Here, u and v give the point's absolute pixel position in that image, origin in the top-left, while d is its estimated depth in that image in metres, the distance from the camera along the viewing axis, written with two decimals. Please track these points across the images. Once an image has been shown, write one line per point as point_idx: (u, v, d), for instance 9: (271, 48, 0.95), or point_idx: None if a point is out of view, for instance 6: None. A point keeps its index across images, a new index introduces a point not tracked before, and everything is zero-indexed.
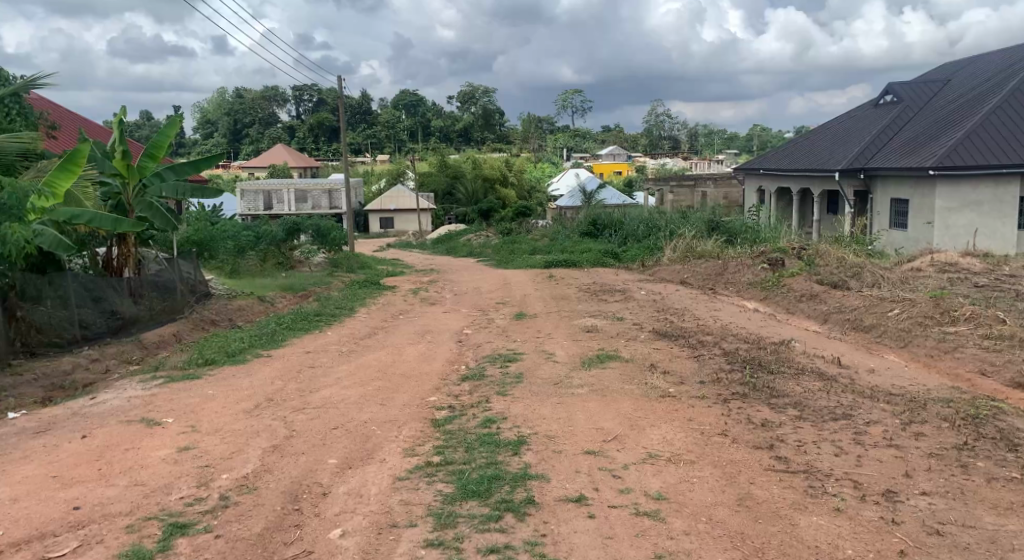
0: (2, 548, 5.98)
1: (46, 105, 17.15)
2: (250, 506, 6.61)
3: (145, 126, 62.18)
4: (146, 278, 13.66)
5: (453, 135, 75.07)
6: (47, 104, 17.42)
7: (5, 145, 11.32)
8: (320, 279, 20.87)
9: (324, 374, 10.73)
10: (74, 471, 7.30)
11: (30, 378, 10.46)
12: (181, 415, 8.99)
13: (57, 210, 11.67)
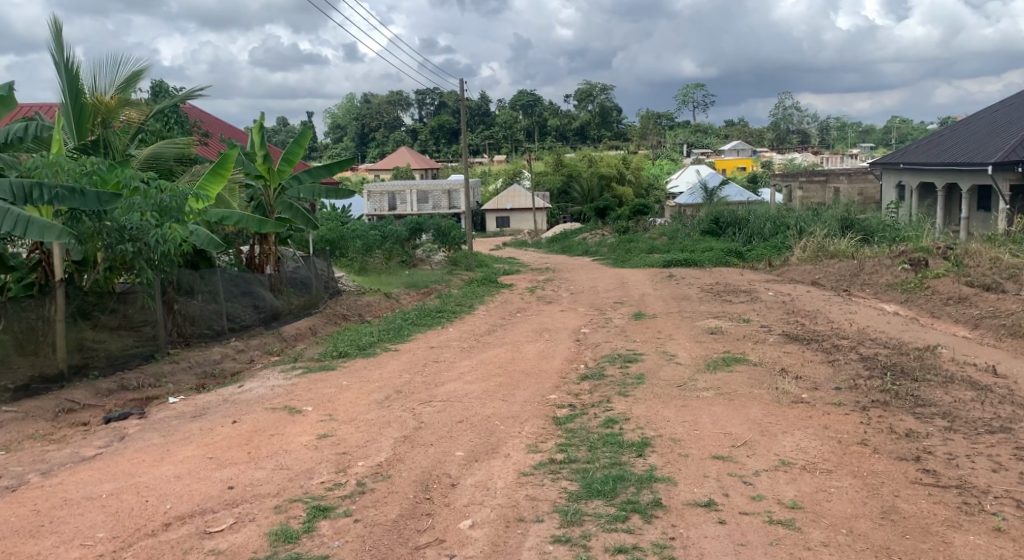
0: (169, 522, 6.43)
1: (196, 113, 18.29)
2: (385, 493, 6.88)
3: (282, 131, 65.47)
4: (285, 275, 14.46)
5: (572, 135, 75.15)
6: (197, 111, 18.57)
7: (164, 149, 12.17)
8: (439, 277, 21.39)
9: (448, 369, 11.02)
10: (227, 453, 7.80)
11: (186, 365, 11.23)
12: (319, 404, 9.43)
13: (208, 213, 12.48)
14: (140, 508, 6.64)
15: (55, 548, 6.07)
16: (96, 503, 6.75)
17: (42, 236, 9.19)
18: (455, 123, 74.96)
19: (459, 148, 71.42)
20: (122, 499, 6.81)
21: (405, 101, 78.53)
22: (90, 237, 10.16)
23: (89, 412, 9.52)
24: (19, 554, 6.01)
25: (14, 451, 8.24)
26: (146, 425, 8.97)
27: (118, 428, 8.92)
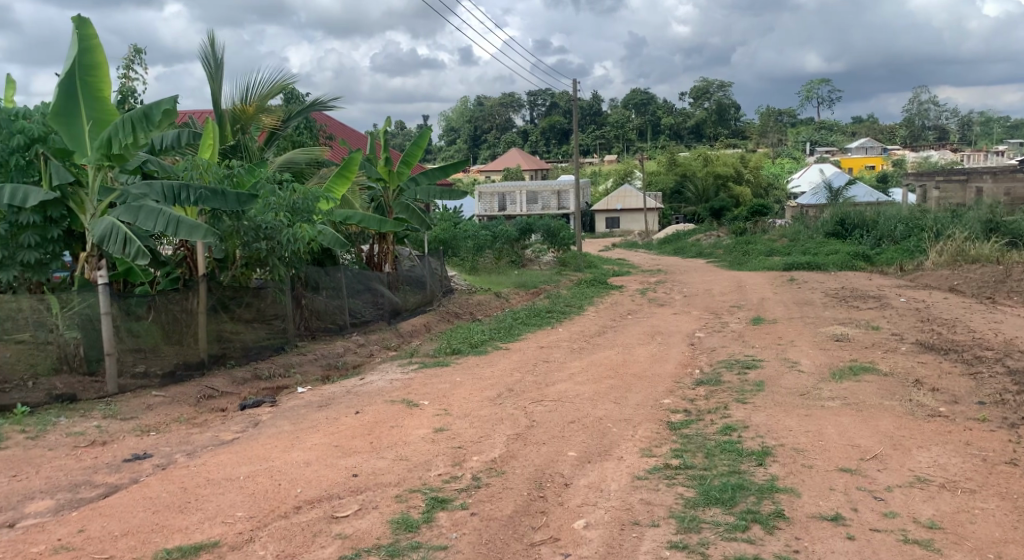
0: (300, 504, 6.76)
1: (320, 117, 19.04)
2: (500, 489, 7.00)
3: (399, 134, 67.05)
4: (402, 273, 14.93)
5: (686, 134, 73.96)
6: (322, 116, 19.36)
7: (298, 156, 13.09)
8: (547, 277, 21.59)
9: (558, 369, 11.09)
10: (351, 442, 8.15)
11: (312, 357, 11.78)
12: (435, 398, 9.67)
13: (334, 213, 13.05)
14: (274, 491, 7.00)
15: (200, 524, 6.46)
16: (234, 484, 7.16)
17: (190, 236, 9.83)
18: (567, 124, 74.99)
19: (570, 149, 71.42)
20: (258, 482, 7.19)
21: (517, 103, 79.11)
22: (229, 235, 10.98)
23: (226, 399, 10.15)
24: (168, 527, 6.42)
25: (160, 432, 8.83)
26: (277, 412, 9.44)
27: (253, 414, 9.44)
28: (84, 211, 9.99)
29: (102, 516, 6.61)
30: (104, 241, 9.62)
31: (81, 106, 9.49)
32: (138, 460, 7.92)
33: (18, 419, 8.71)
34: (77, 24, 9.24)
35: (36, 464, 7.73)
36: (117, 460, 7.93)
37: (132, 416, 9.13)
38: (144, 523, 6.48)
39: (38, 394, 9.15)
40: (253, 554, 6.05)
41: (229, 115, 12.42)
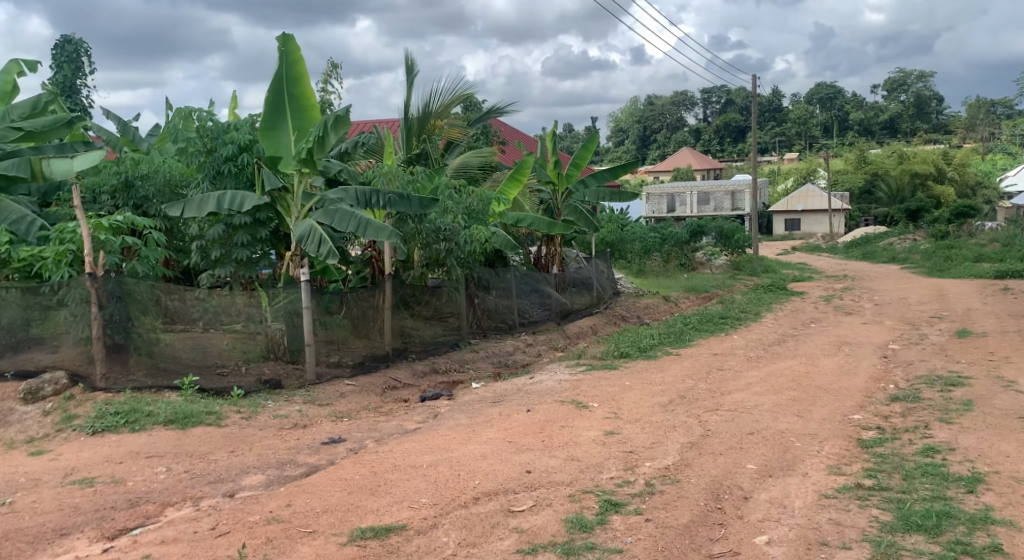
0: (479, 496, 7.12)
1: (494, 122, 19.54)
2: (675, 497, 6.83)
3: (569, 136, 67.40)
4: (569, 275, 15.00)
5: (877, 130, 70.00)
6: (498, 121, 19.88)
7: (472, 159, 13.48)
8: (722, 281, 20.92)
9: (734, 378, 10.68)
10: (523, 439, 8.36)
11: (484, 354, 12.06)
12: (605, 401, 9.57)
13: (506, 216, 13.24)
14: (454, 481, 7.44)
15: (389, 507, 7.01)
16: (417, 472, 7.75)
17: (377, 237, 10.54)
18: (743, 121, 72.69)
19: (747, 147, 69.14)
20: (438, 470, 7.72)
21: (689, 101, 77.46)
22: (412, 237, 11.54)
23: (408, 390, 10.72)
24: (362, 508, 7.00)
25: (352, 418, 9.60)
26: (453, 407, 9.79)
27: (432, 406, 9.89)
28: (290, 214, 11.18)
29: (305, 493, 7.25)
30: (303, 240, 10.54)
31: (286, 117, 10.67)
32: (334, 444, 8.70)
33: (234, 400, 9.59)
34: (281, 41, 10.30)
35: (249, 442, 8.55)
36: (315, 442, 8.74)
37: (327, 402, 9.93)
38: (341, 502, 7.10)
39: (249, 379, 10.05)
40: (437, 540, 6.43)
41: (414, 121, 13.14)
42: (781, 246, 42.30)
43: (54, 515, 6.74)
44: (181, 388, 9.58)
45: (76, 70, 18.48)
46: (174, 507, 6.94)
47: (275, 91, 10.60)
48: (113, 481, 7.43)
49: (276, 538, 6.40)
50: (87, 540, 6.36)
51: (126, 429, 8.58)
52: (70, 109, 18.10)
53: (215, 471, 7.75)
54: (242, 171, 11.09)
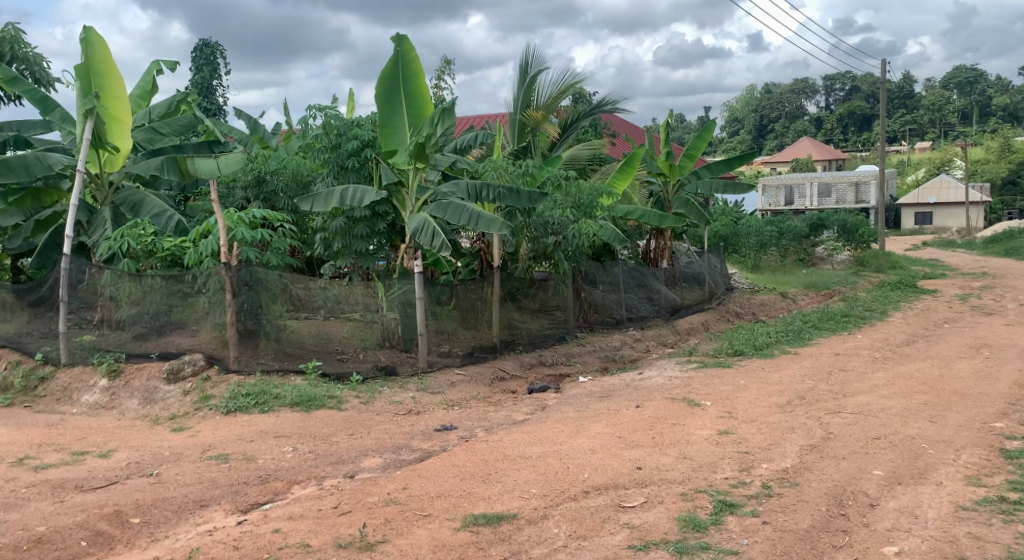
0: (589, 490, 7.08)
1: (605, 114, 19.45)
2: (795, 500, 6.62)
3: (680, 126, 66.27)
4: (679, 269, 14.77)
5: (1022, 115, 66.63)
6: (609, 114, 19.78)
7: (581, 151, 13.59)
8: (844, 278, 20.18)
9: (858, 380, 10.27)
10: (633, 435, 8.27)
11: (591, 348, 12.01)
12: (718, 400, 9.37)
13: (615, 208, 13.10)
14: (563, 474, 7.43)
15: (500, 495, 7.06)
16: (528, 462, 7.77)
17: (488, 229, 10.66)
18: (868, 109, 69.85)
19: (873, 136, 66.45)
20: (548, 462, 7.72)
21: (810, 88, 74.88)
22: (521, 229, 11.55)
23: (515, 382, 10.78)
24: (475, 494, 7.10)
25: (462, 407, 9.80)
26: (562, 400, 9.77)
27: (540, 399, 9.91)
28: (405, 207, 11.65)
29: (420, 477, 7.50)
30: (416, 234, 10.78)
31: (403, 113, 11.00)
32: (447, 431, 8.94)
33: (353, 385, 10.16)
34: (395, 42, 10.56)
35: (366, 425, 9.09)
36: (428, 429, 9.04)
37: (439, 391, 10.21)
38: (454, 488, 7.22)
39: (367, 366, 10.60)
40: (548, 531, 6.42)
41: (526, 115, 13.23)
42: (909, 241, 40.51)
43: (194, 487, 7.21)
44: (305, 372, 10.23)
45: (212, 71, 19.48)
46: (300, 485, 7.41)
47: (391, 88, 10.93)
48: (246, 457, 8.01)
49: (395, 518, 6.65)
50: (224, 511, 6.76)
51: (256, 410, 9.30)
52: (207, 109, 19.10)
53: (337, 451, 8.28)
54: (362, 167, 11.86)
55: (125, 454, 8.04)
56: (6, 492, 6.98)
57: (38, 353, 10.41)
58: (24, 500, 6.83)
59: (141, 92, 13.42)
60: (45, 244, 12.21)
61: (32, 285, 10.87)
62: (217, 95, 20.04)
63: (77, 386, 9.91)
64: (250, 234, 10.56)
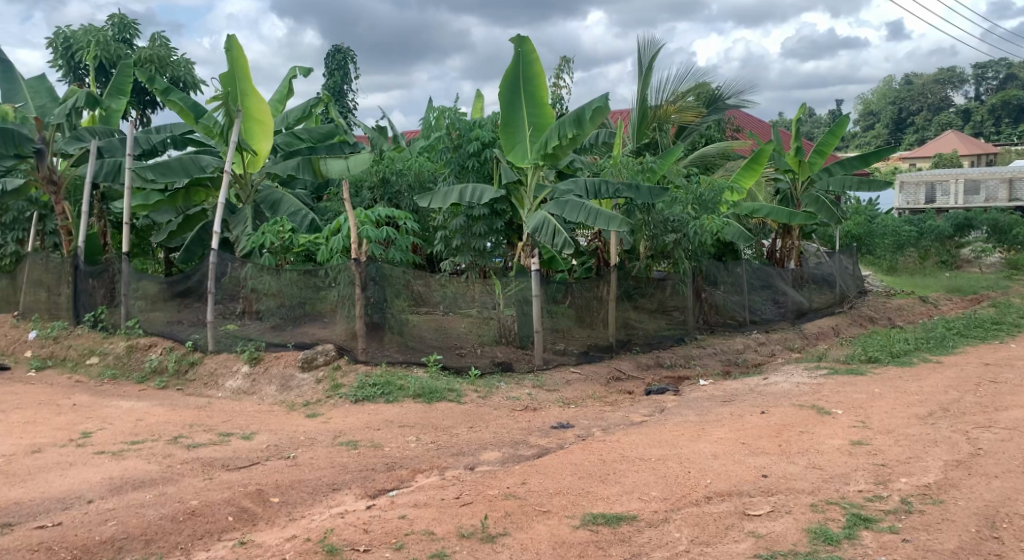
0: (710, 495, 6.83)
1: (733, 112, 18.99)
2: (939, 519, 6.19)
3: (811, 121, 63.92)
4: (807, 270, 14.26)
5: None
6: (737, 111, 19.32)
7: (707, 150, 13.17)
8: (993, 281, 19.00)
9: (1012, 393, 9.54)
10: (758, 441, 7.94)
11: (712, 351, 11.71)
12: (851, 408, 8.91)
13: (740, 206, 12.68)
14: (684, 478, 7.19)
15: (620, 496, 6.90)
16: (648, 464, 7.58)
17: (607, 226, 10.43)
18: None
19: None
20: (668, 465, 7.49)
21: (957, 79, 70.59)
22: (640, 228, 11.32)
23: (632, 383, 10.58)
24: (593, 494, 6.96)
25: (579, 406, 9.68)
26: (683, 402, 9.51)
27: (659, 401, 9.67)
28: (523, 205, 11.64)
29: (539, 473, 7.42)
30: (536, 232, 10.73)
31: (524, 113, 10.97)
32: (563, 429, 8.84)
33: (471, 379, 10.23)
34: (517, 43, 10.49)
35: (485, 419, 9.10)
36: (545, 426, 8.96)
37: (555, 389, 10.11)
38: (573, 486, 7.11)
39: (484, 361, 10.64)
40: (669, 534, 6.22)
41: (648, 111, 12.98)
42: None
43: (327, 471, 7.50)
44: (427, 365, 10.41)
45: (343, 75, 20.09)
46: (424, 474, 7.54)
47: (512, 88, 10.87)
48: (373, 445, 8.25)
49: (514, 512, 6.61)
50: (354, 496, 7.01)
51: (382, 399, 9.64)
52: (339, 112, 19.74)
53: (457, 443, 8.33)
54: (483, 166, 11.82)
55: (265, 437, 8.49)
56: (164, 468, 7.45)
57: (189, 339, 11.14)
58: (179, 475, 7.29)
59: (279, 98, 14.34)
60: (191, 240, 13.26)
61: (181, 276, 11.65)
62: (347, 98, 20.68)
63: (223, 371, 10.54)
64: (375, 231, 11.35)
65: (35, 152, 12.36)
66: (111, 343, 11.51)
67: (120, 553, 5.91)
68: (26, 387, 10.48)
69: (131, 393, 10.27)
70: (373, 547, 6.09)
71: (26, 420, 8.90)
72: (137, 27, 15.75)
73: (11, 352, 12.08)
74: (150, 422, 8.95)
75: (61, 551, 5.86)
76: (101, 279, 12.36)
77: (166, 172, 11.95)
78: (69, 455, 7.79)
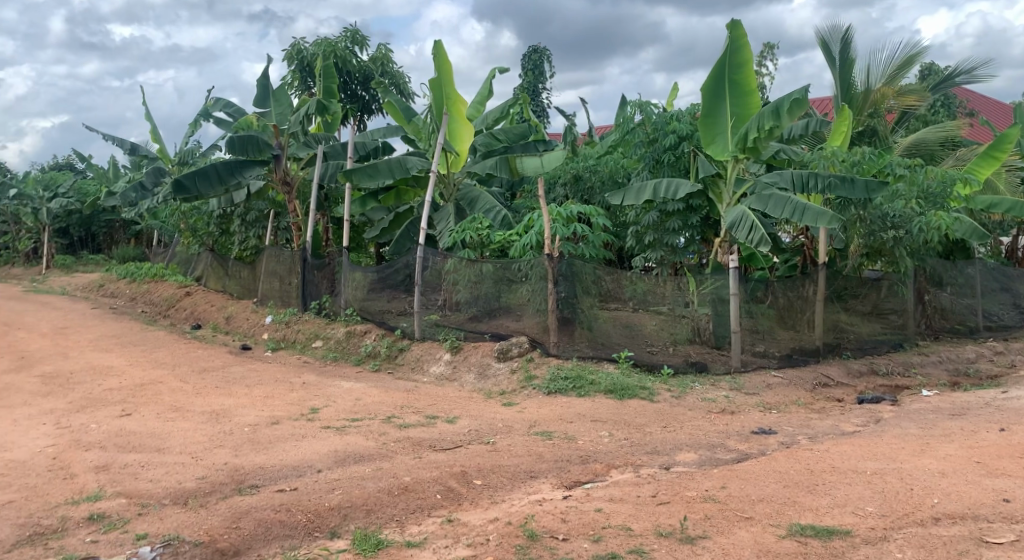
0: (938, 516, 6.22)
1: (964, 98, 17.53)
2: None
3: None
4: None
5: None
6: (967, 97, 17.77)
7: (928, 136, 12.09)
8: None
9: None
10: (997, 462, 7.16)
11: (936, 359, 10.83)
12: None
13: (974, 200, 11.63)
14: (907, 495, 6.60)
15: (831, 509, 6.42)
16: (862, 477, 7.01)
17: (816, 222, 9.83)
18: None
19: None
20: (886, 480, 6.90)
21: None
22: (854, 224, 10.59)
23: (843, 390, 9.88)
24: (800, 504, 6.53)
25: (782, 411, 9.16)
26: (904, 414, 8.79)
27: (875, 411, 8.99)
28: (722, 200, 11.11)
29: (740, 478, 7.06)
30: (734, 227, 10.32)
31: (726, 103, 10.42)
32: (765, 435, 8.38)
33: (664, 378, 9.93)
34: (728, 27, 9.99)
35: (680, 420, 8.81)
36: (746, 430, 8.54)
37: (755, 392, 9.64)
38: (778, 494, 6.70)
39: (677, 359, 10.31)
40: (891, 555, 5.71)
41: (853, 97, 12.24)
42: None
43: (526, 458, 7.51)
44: (617, 361, 10.22)
45: (539, 75, 20.31)
46: (619, 469, 7.37)
47: (715, 77, 10.35)
48: (567, 437, 8.18)
49: (715, 515, 6.32)
50: (552, 485, 6.97)
51: (574, 393, 9.57)
52: (535, 111, 19.98)
53: (652, 442, 8.10)
54: (678, 160, 11.49)
55: (467, 422, 8.67)
56: (380, 445, 7.78)
57: (398, 328, 11.80)
58: (392, 452, 7.57)
59: (481, 98, 14.56)
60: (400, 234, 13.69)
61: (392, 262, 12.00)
62: (543, 97, 20.85)
63: (427, 358, 11.07)
64: (564, 230, 11.42)
65: (274, 156, 13.55)
66: (333, 329, 12.39)
67: (345, 520, 6.19)
68: (265, 364, 11.40)
69: (350, 374, 10.95)
70: (572, 536, 6.01)
71: (264, 393, 9.60)
72: (367, 40, 16.67)
73: (253, 334, 13.35)
74: (367, 401, 9.40)
75: (298, 514, 6.18)
76: (324, 271, 13.24)
77: (375, 175, 12.85)
78: (302, 427, 8.28)
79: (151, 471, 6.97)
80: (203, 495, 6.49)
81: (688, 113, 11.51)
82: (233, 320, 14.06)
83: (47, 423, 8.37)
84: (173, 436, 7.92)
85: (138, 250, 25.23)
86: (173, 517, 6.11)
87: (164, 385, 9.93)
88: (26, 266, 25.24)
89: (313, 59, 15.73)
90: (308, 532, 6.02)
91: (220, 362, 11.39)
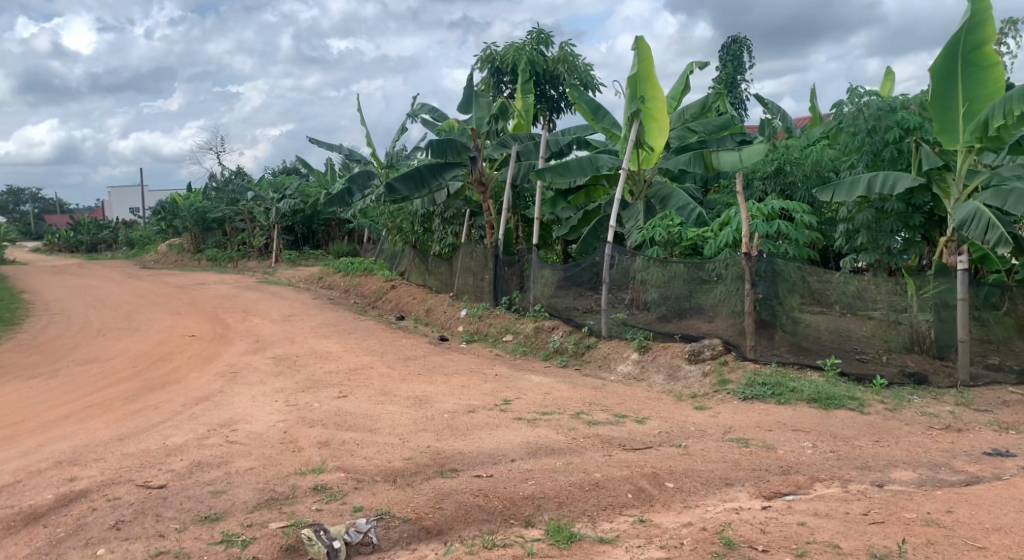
0: None
1: None
2: None
3: None
4: None
5: None
6: None
7: None
8: None
9: None
10: None
11: None
12: None
13: None
14: None
15: None
16: None
17: None
18: None
19: None
20: None
21: None
22: None
23: None
24: None
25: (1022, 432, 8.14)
26: None
27: None
28: (950, 196, 10.04)
29: (970, 503, 6.30)
30: (964, 226, 9.34)
31: (959, 86, 9.47)
32: (1000, 457, 7.47)
33: (876, 389, 9.15)
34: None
35: (894, 434, 8.05)
36: (976, 451, 7.66)
37: (986, 409, 8.64)
38: (1017, 525, 5.91)
39: (892, 370, 9.41)
40: None
41: None
42: None
43: (721, 464, 7.10)
44: (823, 369, 9.57)
45: (738, 66, 19.57)
46: (823, 483, 6.80)
47: (949, 55, 9.45)
48: (766, 446, 7.66)
49: (939, 542, 5.67)
50: (748, 494, 6.53)
51: (772, 400, 9.01)
52: (734, 104, 19.28)
53: (862, 456, 7.43)
54: (902, 154, 10.52)
55: (658, 423, 8.35)
56: (571, 439, 7.63)
57: (586, 325, 11.62)
58: (583, 448, 7.39)
59: (676, 94, 14.20)
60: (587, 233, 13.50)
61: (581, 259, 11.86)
62: (742, 90, 20.04)
63: (614, 356, 10.85)
64: (765, 226, 10.75)
65: (472, 159, 13.75)
66: (523, 324, 12.44)
67: (539, 510, 6.07)
68: (461, 355, 11.60)
69: (539, 368, 10.94)
70: (772, 548, 5.59)
71: (461, 382, 9.73)
72: (552, 39, 16.65)
73: (449, 326, 13.68)
74: (556, 396, 9.29)
75: (494, 500, 6.13)
76: (514, 267, 13.26)
77: (566, 173, 12.73)
78: (495, 417, 8.28)
79: (365, 449, 7.19)
80: (410, 475, 6.59)
81: (916, 101, 10.55)
82: (431, 313, 14.50)
83: (279, 399, 8.89)
84: (383, 418, 8.15)
85: (351, 247, 26.62)
86: (384, 493, 6.24)
87: (374, 370, 10.32)
88: (258, 259, 27.33)
89: (505, 60, 15.90)
90: (505, 518, 5.96)
91: (422, 351, 11.71)
